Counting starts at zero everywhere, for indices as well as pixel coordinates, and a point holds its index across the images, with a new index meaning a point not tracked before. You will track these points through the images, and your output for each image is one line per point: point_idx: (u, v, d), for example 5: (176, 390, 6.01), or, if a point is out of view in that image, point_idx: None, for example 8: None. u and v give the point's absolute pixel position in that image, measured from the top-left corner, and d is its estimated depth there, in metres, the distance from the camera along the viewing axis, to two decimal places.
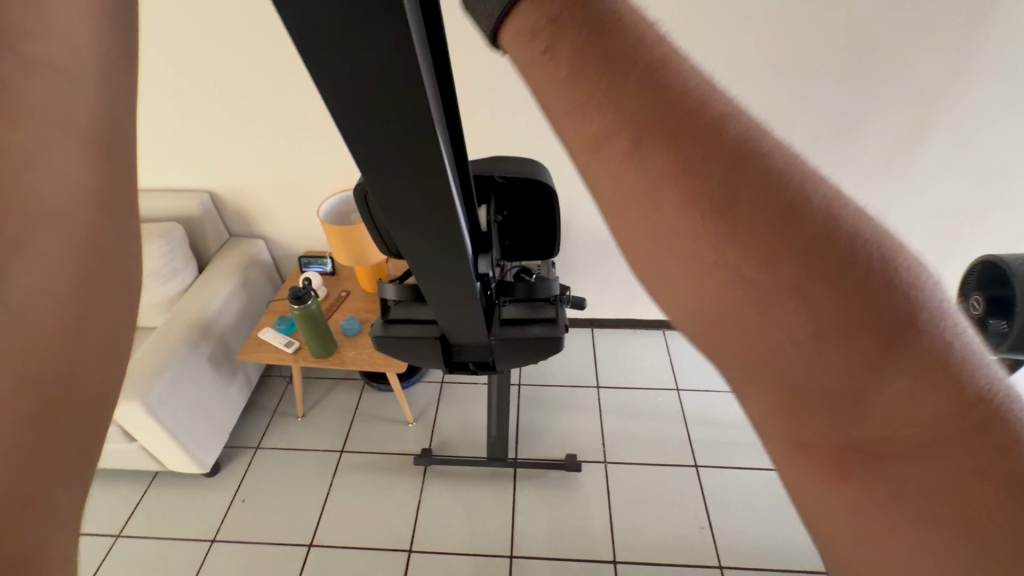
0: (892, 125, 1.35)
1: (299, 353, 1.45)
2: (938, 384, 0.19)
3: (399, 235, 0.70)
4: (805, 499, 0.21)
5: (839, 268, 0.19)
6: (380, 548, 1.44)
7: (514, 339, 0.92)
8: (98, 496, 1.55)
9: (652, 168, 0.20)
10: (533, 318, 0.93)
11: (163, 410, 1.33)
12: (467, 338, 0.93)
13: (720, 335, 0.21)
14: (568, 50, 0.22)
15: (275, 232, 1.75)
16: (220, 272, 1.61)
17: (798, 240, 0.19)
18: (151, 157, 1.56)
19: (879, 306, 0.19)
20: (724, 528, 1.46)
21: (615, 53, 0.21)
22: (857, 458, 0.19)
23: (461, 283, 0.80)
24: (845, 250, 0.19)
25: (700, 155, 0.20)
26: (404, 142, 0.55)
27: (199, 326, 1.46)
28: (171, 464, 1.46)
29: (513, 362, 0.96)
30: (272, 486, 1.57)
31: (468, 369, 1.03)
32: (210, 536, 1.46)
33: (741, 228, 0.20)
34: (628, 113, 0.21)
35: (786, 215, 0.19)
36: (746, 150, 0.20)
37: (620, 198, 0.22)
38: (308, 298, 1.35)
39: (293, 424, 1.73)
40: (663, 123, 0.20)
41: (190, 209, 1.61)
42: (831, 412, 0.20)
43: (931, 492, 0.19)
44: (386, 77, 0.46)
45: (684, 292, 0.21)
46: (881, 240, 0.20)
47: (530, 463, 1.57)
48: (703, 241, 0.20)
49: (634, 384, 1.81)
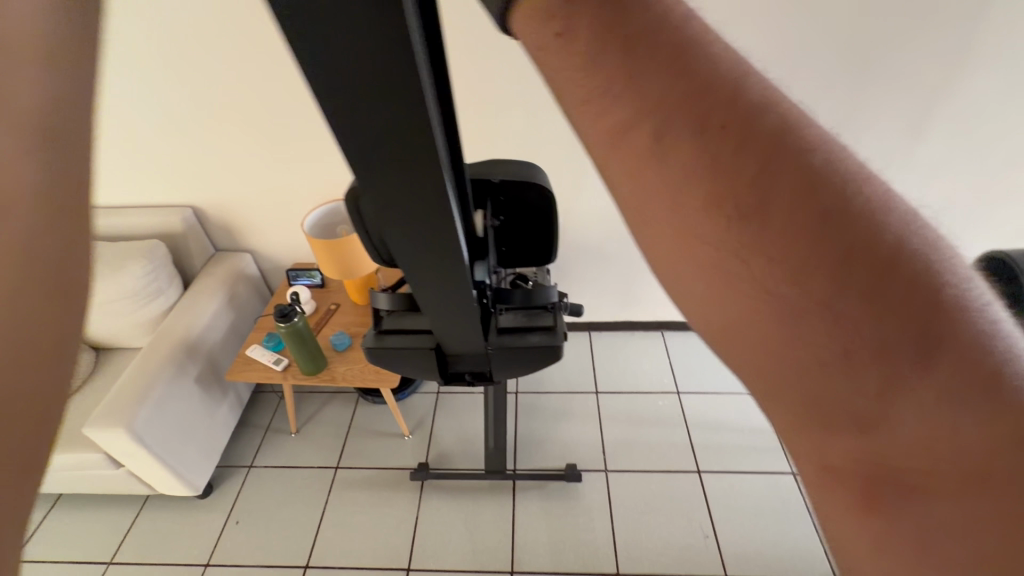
0: (892, 120, 1.30)
1: (289, 371, 1.42)
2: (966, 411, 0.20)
3: (395, 243, 0.66)
4: (831, 520, 0.23)
5: (866, 301, 0.21)
6: (377, 567, 1.41)
7: (513, 348, 0.86)
8: (90, 523, 1.51)
9: (683, 198, 0.24)
10: (531, 325, 0.88)
11: (149, 435, 1.30)
12: (463, 347, 0.89)
13: (748, 348, 0.23)
14: (584, 31, 0.26)
15: (262, 246, 1.71)
16: (206, 289, 1.57)
17: (837, 271, 0.21)
18: (131, 173, 1.51)
19: (902, 329, 0.20)
20: (729, 537, 1.42)
21: (660, 89, 0.25)
22: (888, 490, 0.21)
23: (457, 294, 0.77)
24: (877, 283, 0.21)
25: (743, 168, 0.23)
26: (398, 144, 0.51)
27: (185, 345, 1.43)
28: (162, 488, 1.42)
29: (512, 373, 0.91)
30: (266, 506, 1.53)
31: (465, 381, 0.97)
32: (203, 560, 1.42)
33: (772, 242, 0.22)
34: (663, 149, 0.24)
35: (820, 233, 0.21)
36: (802, 166, 0.22)
37: (661, 223, 0.25)
38: (293, 315, 1.31)
39: (287, 440, 1.69)
40: (712, 142, 0.23)
41: (174, 225, 1.57)
42: (855, 434, 0.21)
43: (950, 524, 0.20)
44: (376, 73, 0.43)
45: (720, 311, 0.24)
46: (929, 269, 0.21)
47: (528, 475, 1.54)
48: (733, 236, 0.23)
49: (635, 388, 1.78)
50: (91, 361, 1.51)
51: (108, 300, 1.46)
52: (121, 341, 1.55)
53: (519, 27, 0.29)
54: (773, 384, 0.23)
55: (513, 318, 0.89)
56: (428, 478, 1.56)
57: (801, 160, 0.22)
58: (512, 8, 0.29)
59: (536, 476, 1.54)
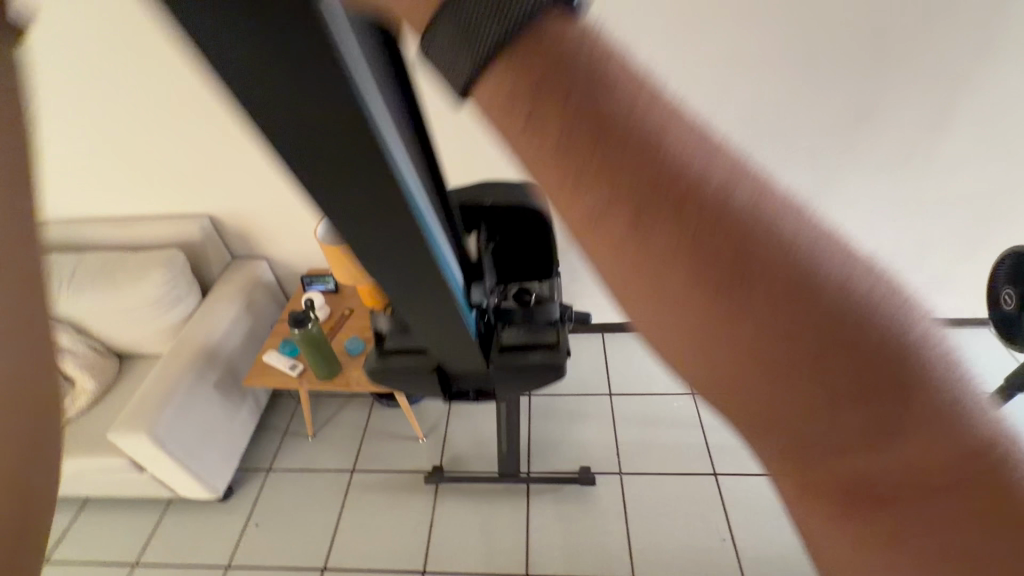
0: (910, 117, 1.27)
1: (304, 376, 1.44)
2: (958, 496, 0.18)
3: (373, 272, 0.68)
4: None
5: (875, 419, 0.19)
6: (393, 570, 1.42)
7: (514, 365, 0.87)
8: (117, 525, 1.56)
9: (675, 309, 0.20)
10: (533, 343, 0.89)
11: (170, 441, 1.33)
12: (464, 367, 0.89)
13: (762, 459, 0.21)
14: (527, 96, 0.21)
15: (278, 252, 1.74)
16: (224, 297, 1.59)
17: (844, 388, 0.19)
18: (149, 183, 1.55)
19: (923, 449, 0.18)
20: (746, 541, 1.40)
21: (629, 175, 0.20)
22: None
23: (444, 317, 0.77)
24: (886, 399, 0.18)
25: (732, 277, 0.19)
26: (362, 167, 0.51)
27: (204, 352, 1.46)
28: (184, 491, 1.46)
29: (515, 390, 0.91)
30: (284, 509, 1.56)
31: (470, 398, 0.98)
32: (224, 562, 1.45)
33: (743, 331, 0.19)
34: (649, 252, 0.20)
35: (797, 315, 0.19)
36: (794, 266, 0.19)
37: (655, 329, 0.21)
38: (308, 322, 1.32)
39: (305, 443, 1.72)
40: (689, 228, 0.19)
41: (192, 234, 1.60)
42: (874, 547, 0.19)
43: None
44: (324, 114, 0.44)
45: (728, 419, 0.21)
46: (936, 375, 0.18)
47: (542, 478, 1.54)
48: (732, 350, 0.20)
49: (650, 389, 1.77)
50: (114, 367, 1.55)
51: (129, 308, 1.49)
52: (143, 348, 1.59)
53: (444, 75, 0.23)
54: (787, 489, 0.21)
55: (515, 335, 0.90)
56: (442, 481, 1.57)
57: (787, 244, 0.19)
58: (464, 69, 0.21)
59: (550, 479, 1.54)
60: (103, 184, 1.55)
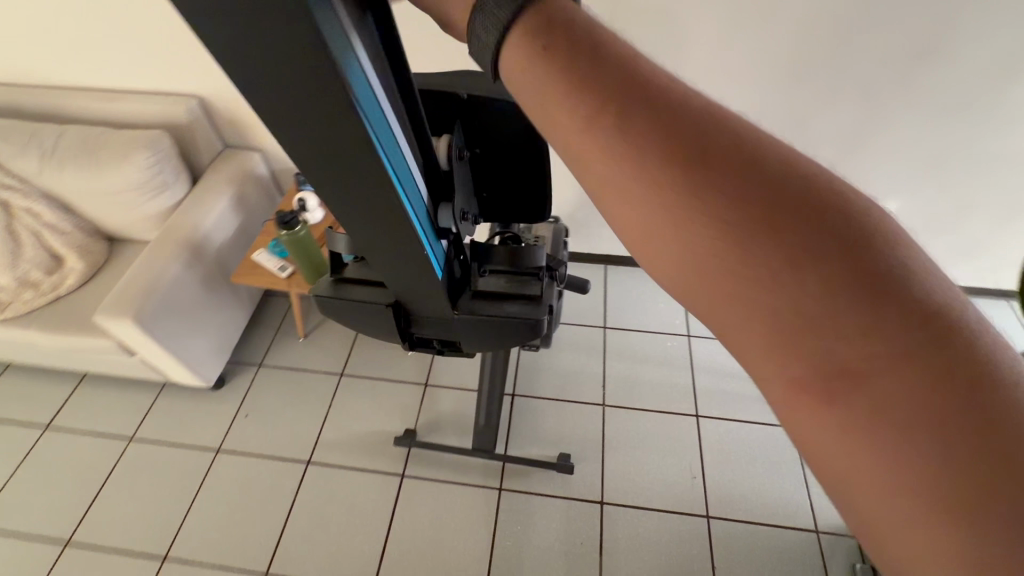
0: (987, 48, 1.17)
1: (293, 279, 1.41)
2: (898, 284, 0.24)
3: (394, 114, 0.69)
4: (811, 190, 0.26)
5: (711, 158, 0.26)
6: (370, 470, 1.45)
7: (480, 315, 0.73)
8: (111, 399, 1.60)
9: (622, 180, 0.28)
10: (510, 293, 0.74)
11: (158, 330, 1.33)
12: (427, 311, 0.74)
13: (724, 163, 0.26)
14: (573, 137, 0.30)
15: (271, 145, 1.62)
16: (213, 188, 1.51)
17: (690, 153, 0.27)
18: (130, 54, 1.40)
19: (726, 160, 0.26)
20: (717, 479, 1.42)
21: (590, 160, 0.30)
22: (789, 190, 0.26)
23: None
24: (720, 156, 0.26)
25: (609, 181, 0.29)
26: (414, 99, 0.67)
27: (190, 245, 1.40)
28: (174, 376, 1.48)
29: (477, 344, 0.77)
30: (273, 401, 1.58)
31: (434, 348, 0.84)
32: (215, 446, 1.49)
33: (690, 165, 0.27)
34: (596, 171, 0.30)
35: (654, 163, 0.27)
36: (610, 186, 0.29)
37: (617, 189, 0.29)
38: (295, 224, 1.28)
39: (294, 344, 1.71)
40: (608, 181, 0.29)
41: (178, 115, 1.48)
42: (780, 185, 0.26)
43: (778, 190, 0.26)
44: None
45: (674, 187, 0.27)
46: (721, 144, 0.27)
47: (518, 459, 1.42)
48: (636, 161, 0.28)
49: (644, 326, 1.73)
50: (103, 250, 1.53)
51: (112, 189, 1.43)
52: (132, 234, 1.55)
53: (516, 56, 0.32)
54: (727, 183, 0.26)
55: (495, 283, 0.76)
56: (413, 446, 1.47)
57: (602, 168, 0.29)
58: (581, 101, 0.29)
59: (524, 463, 1.42)
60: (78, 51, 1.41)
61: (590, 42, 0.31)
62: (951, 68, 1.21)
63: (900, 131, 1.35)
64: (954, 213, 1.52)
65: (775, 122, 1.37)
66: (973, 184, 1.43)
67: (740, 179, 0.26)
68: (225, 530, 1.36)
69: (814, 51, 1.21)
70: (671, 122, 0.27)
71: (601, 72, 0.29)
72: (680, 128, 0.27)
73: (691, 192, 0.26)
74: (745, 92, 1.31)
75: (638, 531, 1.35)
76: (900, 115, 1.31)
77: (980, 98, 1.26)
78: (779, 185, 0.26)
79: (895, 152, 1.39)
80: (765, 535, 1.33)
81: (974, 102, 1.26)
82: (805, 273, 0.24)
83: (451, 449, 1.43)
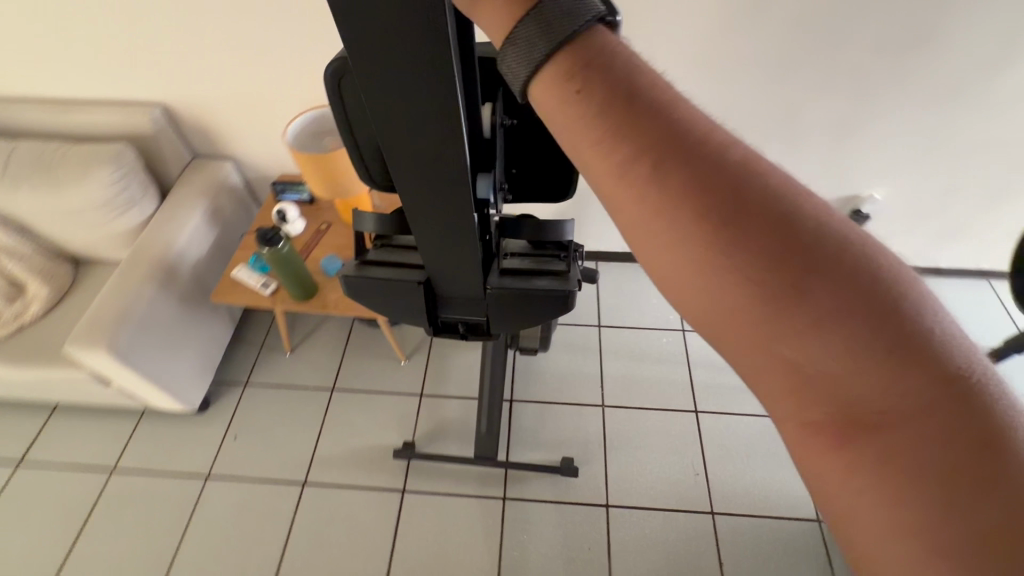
0: (976, 36, 1.17)
1: (277, 296, 1.35)
2: (922, 345, 0.25)
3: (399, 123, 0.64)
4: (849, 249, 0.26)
5: (745, 215, 0.26)
6: (369, 487, 1.41)
7: (510, 291, 0.73)
8: (88, 430, 1.52)
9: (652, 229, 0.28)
10: (538, 269, 0.75)
11: (135, 357, 1.26)
12: (456, 289, 0.76)
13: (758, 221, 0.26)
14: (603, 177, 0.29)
15: (245, 153, 1.53)
16: (186, 201, 1.42)
17: (724, 206, 0.27)
18: (83, 61, 1.30)
19: (762, 216, 0.26)
20: (719, 475, 1.42)
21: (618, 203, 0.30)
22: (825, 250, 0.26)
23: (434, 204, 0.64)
24: (754, 212, 0.27)
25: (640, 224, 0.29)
26: None
27: (165, 265, 1.33)
28: (155, 402, 1.41)
29: (507, 323, 0.79)
30: (263, 421, 1.52)
31: (458, 335, 0.86)
32: (203, 473, 1.43)
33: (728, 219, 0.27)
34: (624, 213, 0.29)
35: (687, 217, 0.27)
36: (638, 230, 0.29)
37: (646, 235, 0.29)
38: (278, 241, 1.22)
39: (281, 359, 1.64)
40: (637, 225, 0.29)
41: (142, 125, 1.38)
42: (814, 244, 0.26)
43: (811, 250, 0.26)
44: None
45: (709, 240, 0.27)
46: (758, 198, 0.27)
47: (521, 466, 1.40)
48: (671, 210, 0.27)
49: (639, 323, 1.72)
50: (67, 272, 1.44)
51: (75, 207, 1.34)
52: (100, 254, 1.46)
53: (545, 88, 0.31)
54: (762, 239, 0.26)
55: (519, 262, 0.76)
56: (412, 458, 1.44)
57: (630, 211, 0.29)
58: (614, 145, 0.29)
59: (528, 468, 1.40)
60: (27, 60, 1.30)
61: (622, 77, 0.29)
62: (940, 58, 1.21)
63: (889, 121, 1.34)
64: (939, 199, 1.53)
65: (766, 116, 1.35)
66: (958, 171, 1.45)
67: (773, 240, 0.26)
68: (220, 561, 1.30)
69: (806, 44, 1.19)
70: (709, 173, 0.27)
71: (642, 113, 0.28)
72: (718, 179, 0.27)
73: (725, 249, 0.26)
74: (737, 85, 1.29)
75: (645, 532, 1.34)
76: (889, 105, 1.31)
77: (967, 86, 1.26)
78: (812, 245, 0.26)
79: (883, 141, 1.39)
80: (769, 528, 1.34)
81: (962, 90, 1.27)
82: (838, 334, 0.25)
83: (452, 460, 1.40)
